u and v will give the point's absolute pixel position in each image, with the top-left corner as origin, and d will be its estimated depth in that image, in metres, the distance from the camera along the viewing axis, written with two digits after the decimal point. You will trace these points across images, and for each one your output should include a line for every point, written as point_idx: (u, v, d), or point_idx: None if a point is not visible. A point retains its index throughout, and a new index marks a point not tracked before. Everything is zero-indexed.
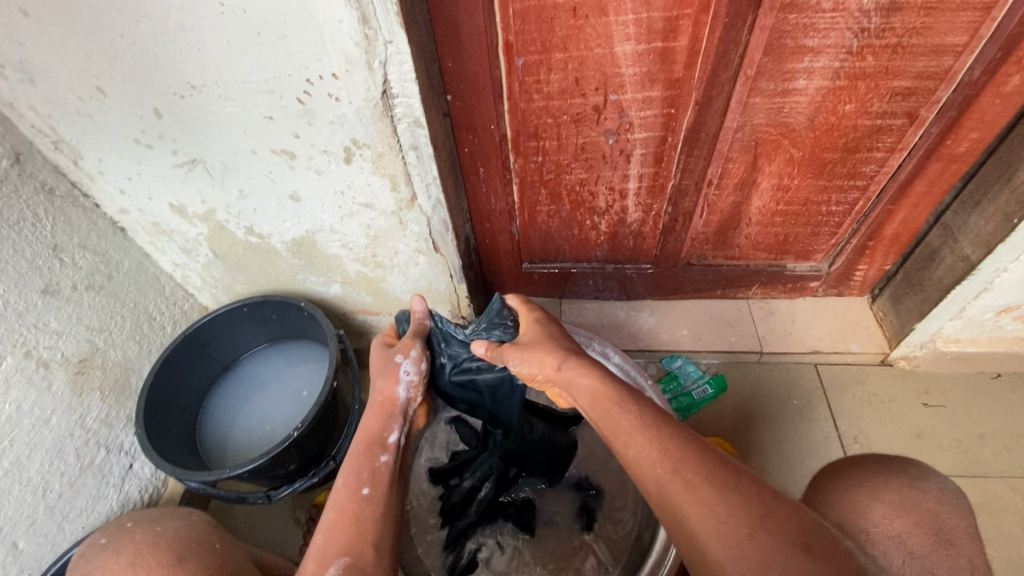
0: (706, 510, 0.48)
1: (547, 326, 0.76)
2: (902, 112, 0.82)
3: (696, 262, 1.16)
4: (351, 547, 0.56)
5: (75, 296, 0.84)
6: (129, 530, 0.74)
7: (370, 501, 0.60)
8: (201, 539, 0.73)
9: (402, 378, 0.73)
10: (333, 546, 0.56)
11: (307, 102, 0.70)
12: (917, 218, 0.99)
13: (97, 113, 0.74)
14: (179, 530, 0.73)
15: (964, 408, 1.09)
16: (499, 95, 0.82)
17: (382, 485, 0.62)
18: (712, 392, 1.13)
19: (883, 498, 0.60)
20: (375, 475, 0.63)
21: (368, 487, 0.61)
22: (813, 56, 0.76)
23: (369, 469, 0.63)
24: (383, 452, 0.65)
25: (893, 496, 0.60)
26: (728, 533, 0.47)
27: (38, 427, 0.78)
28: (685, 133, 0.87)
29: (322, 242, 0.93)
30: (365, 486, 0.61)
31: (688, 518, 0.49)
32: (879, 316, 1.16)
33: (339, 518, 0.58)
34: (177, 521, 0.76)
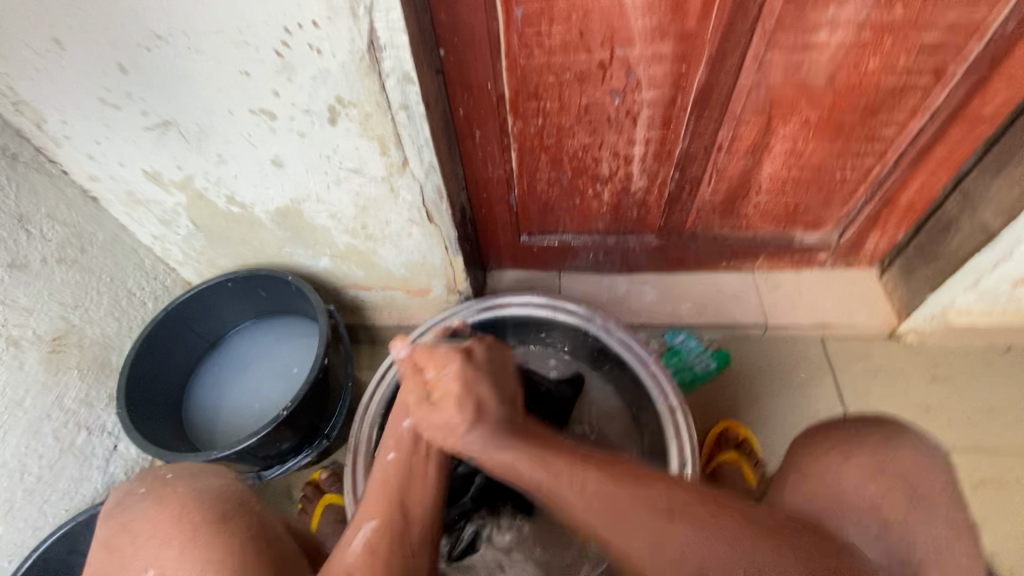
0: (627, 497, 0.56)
1: None
2: (929, 70, 0.77)
3: (701, 233, 1.11)
4: (377, 514, 0.62)
5: (45, 271, 0.79)
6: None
7: (395, 467, 0.68)
8: None
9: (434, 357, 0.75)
10: (363, 511, 0.63)
11: (286, 55, 0.63)
12: (935, 184, 0.95)
13: (56, 69, 0.68)
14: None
15: (973, 382, 1.07)
16: (496, 50, 0.76)
17: (406, 451, 0.69)
18: (715, 366, 1.11)
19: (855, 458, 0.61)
20: (400, 442, 0.70)
21: (392, 454, 0.69)
22: (839, 6, 0.70)
23: (394, 435, 0.71)
24: (407, 419, 0.71)
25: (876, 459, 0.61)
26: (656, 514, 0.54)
27: (12, 409, 0.73)
28: (696, 93, 0.81)
29: (309, 212, 0.87)
30: (390, 453, 0.69)
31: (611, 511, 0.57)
32: (888, 289, 1.13)
33: (372, 487, 0.66)
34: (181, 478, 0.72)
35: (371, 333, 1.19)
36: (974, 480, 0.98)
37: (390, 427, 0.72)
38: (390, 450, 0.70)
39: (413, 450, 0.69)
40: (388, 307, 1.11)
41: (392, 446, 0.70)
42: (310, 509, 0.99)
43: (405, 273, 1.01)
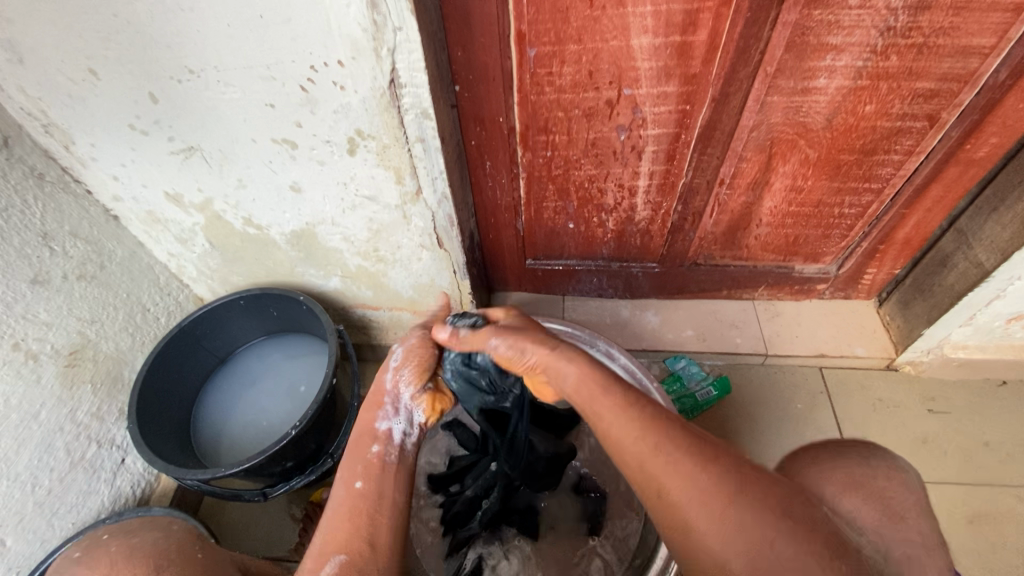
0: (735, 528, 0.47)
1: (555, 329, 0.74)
2: (923, 115, 0.80)
3: (703, 262, 1.14)
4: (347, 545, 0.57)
5: (65, 287, 0.81)
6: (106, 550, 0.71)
7: (364, 493, 0.61)
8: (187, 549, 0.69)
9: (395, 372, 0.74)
10: (332, 543, 0.57)
11: (310, 89, 0.67)
12: (931, 222, 0.98)
13: (90, 96, 0.71)
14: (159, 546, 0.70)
15: (969, 415, 1.08)
16: (510, 87, 0.80)
17: (375, 478, 0.63)
18: (716, 394, 1.11)
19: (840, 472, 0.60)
20: (368, 468, 0.64)
21: (361, 481, 0.62)
22: (836, 54, 0.73)
23: (362, 461, 0.64)
24: (375, 443, 0.66)
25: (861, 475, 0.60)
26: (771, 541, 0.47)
27: (27, 421, 0.76)
28: (699, 131, 0.85)
29: (323, 235, 0.90)
30: (358, 480, 0.63)
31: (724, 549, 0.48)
32: (887, 321, 1.15)
33: (337, 514, 0.60)
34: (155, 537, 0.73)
35: (378, 352, 1.21)
36: (970, 513, 0.99)
37: (355, 450, 0.66)
38: (359, 477, 0.63)
39: (384, 474, 0.64)
40: (395, 327, 1.13)
41: (360, 472, 0.63)
42: (311, 528, 0.99)
43: (413, 294, 1.03)
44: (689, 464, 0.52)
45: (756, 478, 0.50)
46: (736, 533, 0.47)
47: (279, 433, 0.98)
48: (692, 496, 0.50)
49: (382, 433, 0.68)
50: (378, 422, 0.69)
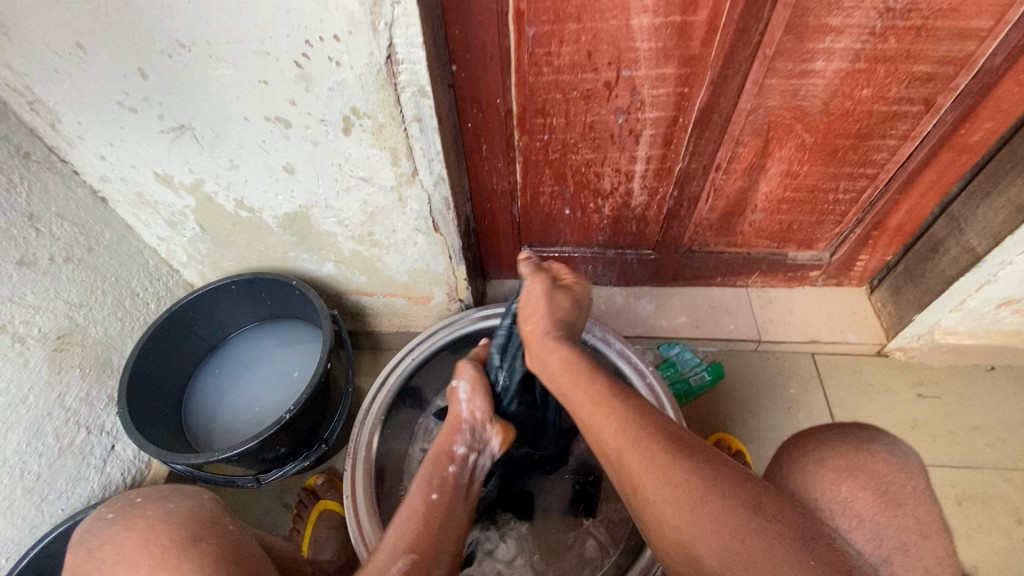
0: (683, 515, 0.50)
1: (554, 312, 0.74)
2: (919, 99, 0.81)
3: (698, 248, 1.14)
4: (417, 547, 0.56)
5: (52, 269, 0.79)
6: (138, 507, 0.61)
7: (438, 503, 0.63)
8: None
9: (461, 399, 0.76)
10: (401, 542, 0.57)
11: (305, 66, 0.65)
12: (923, 208, 0.99)
13: (76, 72, 0.69)
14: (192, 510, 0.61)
15: (958, 400, 1.10)
16: (507, 67, 0.79)
17: (447, 490, 0.65)
18: (710, 379, 1.13)
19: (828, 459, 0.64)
20: (442, 483, 0.66)
21: (436, 493, 0.64)
22: (835, 36, 0.73)
23: (437, 476, 0.67)
24: (450, 464, 0.69)
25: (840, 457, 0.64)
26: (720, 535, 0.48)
27: (14, 406, 0.74)
28: (697, 114, 0.84)
29: (316, 218, 0.89)
30: (433, 491, 0.64)
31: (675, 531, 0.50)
32: (877, 308, 1.16)
33: (410, 516, 0.61)
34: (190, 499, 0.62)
35: (372, 339, 1.20)
36: (959, 495, 1.00)
37: (431, 468, 0.68)
38: (433, 490, 0.64)
39: (455, 488, 0.66)
40: (389, 314, 1.12)
41: (433, 486, 0.65)
42: (304, 515, 0.98)
43: (408, 280, 1.02)
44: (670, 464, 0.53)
45: (729, 475, 0.51)
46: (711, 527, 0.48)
47: (272, 419, 0.97)
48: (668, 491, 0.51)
49: (457, 455, 0.71)
50: (456, 445, 0.72)
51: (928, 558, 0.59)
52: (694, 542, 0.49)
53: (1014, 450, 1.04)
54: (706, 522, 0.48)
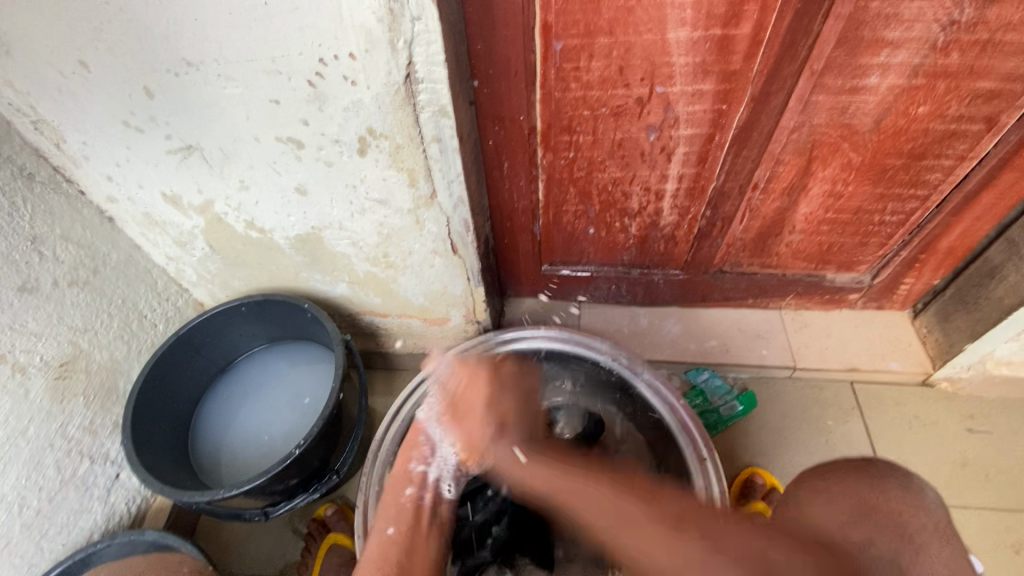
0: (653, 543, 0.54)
1: None
2: (981, 117, 0.74)
3: (729, 269, 1.08)
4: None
5: (56, 294, 0.76)
6: None
7: (393, 538, 0.66)
8: None
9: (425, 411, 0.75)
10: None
11: (318, 85, 0.61)
12: (978, 231, 0.91)
13: (80, 90, 0.65)
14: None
15: (1012, 435, 1.02)
16: (532, 83, 0.74)
17: (405, 523, 0.68)
18: (741, 410, 1.06)
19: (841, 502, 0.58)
20: (399, 513, 0.68)
21: (392, 528, 0.67)
22: (891, 50, 0.67)
23: (394, 505, 0.69)
24: (407, 487, 0.71)
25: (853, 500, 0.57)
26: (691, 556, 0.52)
27: (14, 439, 0.71)
28: (735, 132, 0.79)
29: (330, 240, 0.85)
30: (389, 526, 0.67)
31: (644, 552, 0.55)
32: (922, 334, 1.09)
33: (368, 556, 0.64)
34: None
35: (386, 360, 1.15)
36: (1015, 542, 0.92)
37: (389, 495, 0.70)
38: (389, 523, 0.67)
39: (413, 521, 0.68)
40: (403, 334, 1.08)
41: (392, 519, 0.68)
42: (313, 548, 0.93)
43: (424, 302, 0.98)
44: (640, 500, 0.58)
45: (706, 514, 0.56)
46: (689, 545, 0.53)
47: (281, 447, 0.93)
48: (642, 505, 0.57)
49: (415, 475, 0.72)
50: (414, 465, 0.72)
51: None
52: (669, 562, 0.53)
53: None
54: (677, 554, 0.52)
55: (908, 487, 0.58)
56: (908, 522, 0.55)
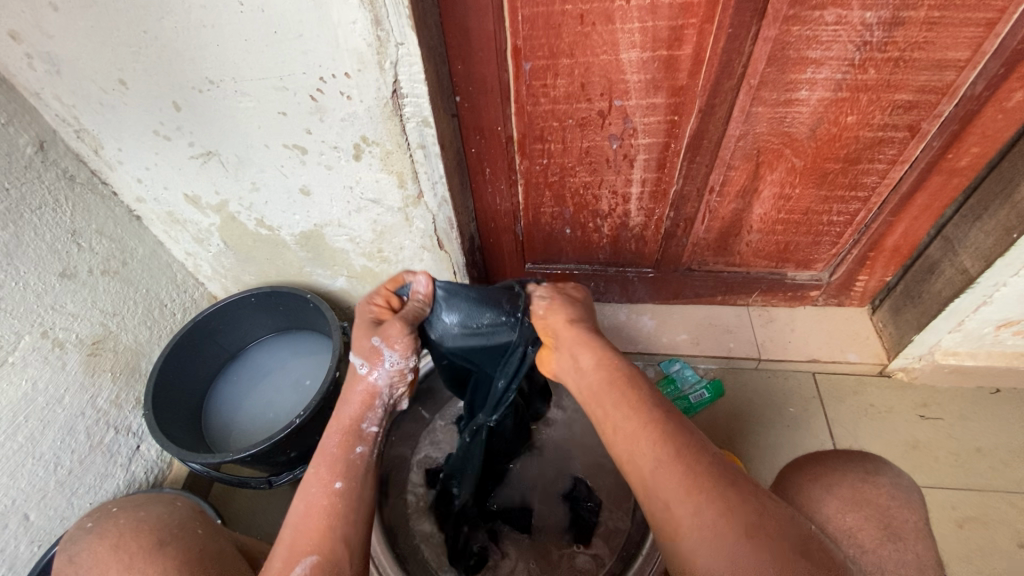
0: (689, 502, 0.51)
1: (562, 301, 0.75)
2: (904, 125, 0.84)
3: (697, 267, 1.17)
4: (321, 545, 0.55)
5: (90, 281, 0.87)
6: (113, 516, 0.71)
7: (342, 494, 0.59)
8: (182, 524, 0.69)
9: (386, 365, 0.67)
10: (304, 541, 0.55)
11: (319, 99, 0.72)
12: (918, 230, 1.00)
13: (119, 104, 0.77)
14: (186, 521, 0.70)
15: (962, 422, 1.10)
16: (507, 98, 0.84)
17: (355, 477, 0.60)
18: (709, 397, 1.15)
19: (836, 492, 0.66)
20: (348, 467, 0.61)
21: (342, 481, 0.60)
22: (816, 67, 0.77)
23: (343, 460, 0.61)
24: (360, 444, 0.64)
25: (846, 491, 0.66)
26: (719, 525, 0.49)
27: (51, 405, 0.81)
28: (688, 140, 0.89)
29: (330, 236, 0.95)
30: (337, 480, 0.60)
31: (672, 504, 0.52)
32: (879, 328, 1.17)
33: (310, 510, 0.57)
34: (160, 507, 0.72)
35: None
36: (959, 518, 1.00)
37: (336, 450, 0.62)
38: (338, 477, 0.60)
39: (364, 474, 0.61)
40: None
41: (340, 472, 0.60)
42: None
43: None
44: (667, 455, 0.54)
45: (741, 486, 0.51)
46: (710, 525, 0.49)
47: (285, 424, 1.03)
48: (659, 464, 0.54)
49: (367, 435, 0.64)
50: (367, 425, 0.66)
51: (924, 557, 0.62)
52: (679, 512, 0.51)
53: (1018, 473, 1.03)
54: (699, 508, 0.50)
55: (899, 487, 0.67)
56: (894, 519, 0.64)
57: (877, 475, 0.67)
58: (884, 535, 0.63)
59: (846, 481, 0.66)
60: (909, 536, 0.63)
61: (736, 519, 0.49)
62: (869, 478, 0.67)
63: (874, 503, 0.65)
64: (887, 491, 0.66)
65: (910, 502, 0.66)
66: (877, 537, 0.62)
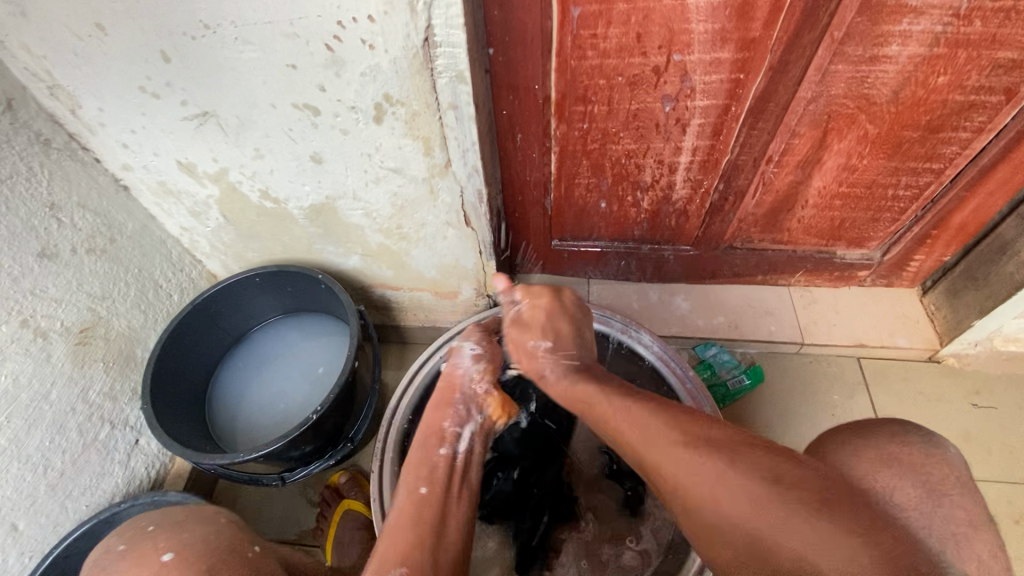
0: (750, 506, 0.51)
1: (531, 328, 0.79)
2: (1001, 88, 0.73)
3: (740, 245, 1.08)
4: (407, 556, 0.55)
5: (74, 261, 0.77)
6: (150, 535, 0.63)
7: (426, 500, 0.62)
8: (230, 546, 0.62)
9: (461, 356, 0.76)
10: (393, 554, 0.56)
11: (336, 49, 0.61)
12: (992, 206, 0.91)
13: (96, 54, 0.65)
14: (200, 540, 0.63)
15: (1016, 411, 1.04)
16: (548, 50, 0.73)
17: (438, 485, 0.63)
18: (748, 383, 1.07)
19: (864, 455, 0.58)
20: (432, 475, 0.64)
21: (425, 487, 0.63)
22: (914, 17, 0.66)
23: (425, 464, 0.65)
24: (440, 445, 0.68)
25: (874, 454, 0.58)
26: (769, 516, 0.51)
27: (37, 401, 0.72)
28: (751, 102, 0.78)
29: (344, 210, 0.85)
30: (421, 486, 0.63)
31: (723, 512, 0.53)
32: (931, 311, 1.09)
33: (401, 517, 0.60)
34: (204, 527, 0.64)
35: (398, 333, 1.16)
36: (1015, 514, 0.95)
37: (418, 455, 0.67)
38: (422, 482, 0.64)
39: (447, 485, 0.63)
40: (415, 308, 1.08)
41: (424, 478, 0.64)
42: (327, 515, 0.96)
43: (435, 275, 0.98)
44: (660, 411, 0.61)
45: (803, 509, 0.50)
46: (770, 524, 0.50)
47: (297, 415, 0.95)
48: (721, 470, 0.54)
49: (447, 434, 0.69)
50: (447, 422, 0.70)
51: None
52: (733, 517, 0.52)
53: None
54: (751, 509, 0.51)
55: (930, 442, 0.59)
56: (932, 477, 0.56)
57: (907, 431, 0.60)
58: (928, 498, 0.55)
59: (871, 444, 0.59)
60: (954, 494, 0.55)
61: (811, 526, 0.49)
62: (896, 436, 0.59)
63: (903, 460, 0.57)
64: (919, 448, 0.58)
65: (945, 459, 0.58)
66: (916, 496, 0.55)
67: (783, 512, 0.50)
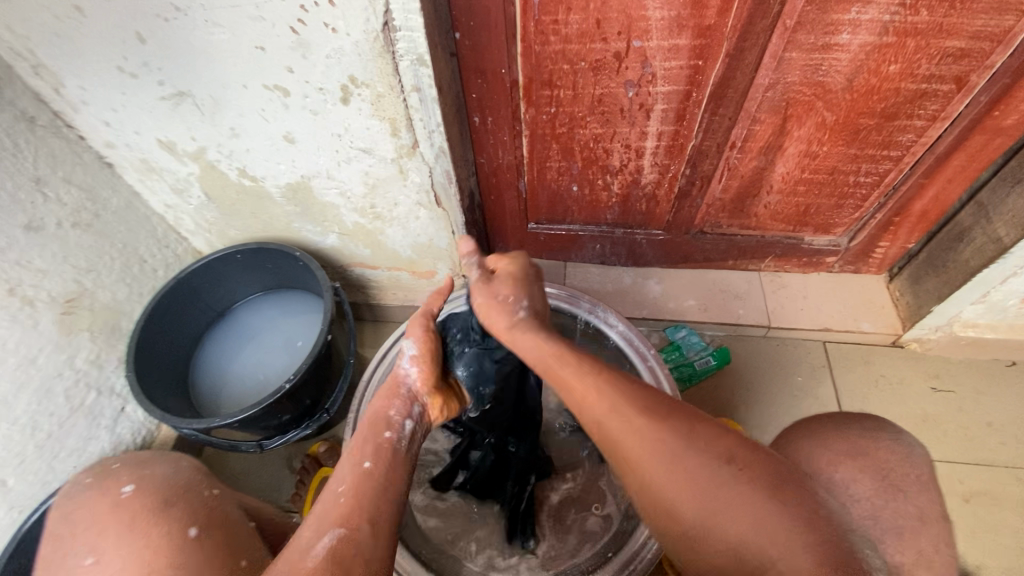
0: (654, 449, 0.53)
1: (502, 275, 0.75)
2: (951, 77, 0.75)
3: (710, 230, 1.10)
4: (346, 520, 0.53)
5: (60, 234, 0.81)
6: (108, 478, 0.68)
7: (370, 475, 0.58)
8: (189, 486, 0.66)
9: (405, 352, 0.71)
10: (331, 517, 0.53)
11: (301, 32, 0.64)
12: (951, 194, 0.94)
13: (77, 36, 0.68)
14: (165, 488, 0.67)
15: (974, 395, 1.07)
16: (513, 35, 0.76)
17: (383, 459, 0.60)
18: (714, 364, 1.10)
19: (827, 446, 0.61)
20: (378, 450, 0.61)
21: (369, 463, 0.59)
22: (862, 6, 0.68)
23: (373, 443, 0.62)
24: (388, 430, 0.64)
25: (839, 444, 0.61)
26: (677, 459, 0.52)
27: (25, 366, 0.77)
28: (711, 88, 0.80)
29: (319, 189, 0.88)
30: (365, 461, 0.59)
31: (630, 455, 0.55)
32: (895, 297, 1.12)
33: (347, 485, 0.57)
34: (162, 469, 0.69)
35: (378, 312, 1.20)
36: (967, 492, 0.98)
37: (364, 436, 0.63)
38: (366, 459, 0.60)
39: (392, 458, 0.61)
40: (393, 287, 1.12)
41: (368, 455, 0.60)
42: (306, 481, 1.01)
43: (411, 254, 1.02)
44: (633, 384, 0.59)
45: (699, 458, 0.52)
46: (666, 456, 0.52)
47: (275, 386, 0.99)
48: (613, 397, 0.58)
49: (394, 421, 0.65)
50: (393, 412, 0.66)
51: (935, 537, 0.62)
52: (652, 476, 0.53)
53: None
54: (669, 461, 0.52)
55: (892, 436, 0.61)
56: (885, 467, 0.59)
57: (869, 427, 0.62)
58: (874, 484, 0.58)
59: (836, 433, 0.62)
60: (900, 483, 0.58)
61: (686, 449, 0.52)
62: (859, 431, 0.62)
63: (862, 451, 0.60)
64: (884, 443, 0.61)
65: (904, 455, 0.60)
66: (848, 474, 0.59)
67: (680, 443, 0.53)
